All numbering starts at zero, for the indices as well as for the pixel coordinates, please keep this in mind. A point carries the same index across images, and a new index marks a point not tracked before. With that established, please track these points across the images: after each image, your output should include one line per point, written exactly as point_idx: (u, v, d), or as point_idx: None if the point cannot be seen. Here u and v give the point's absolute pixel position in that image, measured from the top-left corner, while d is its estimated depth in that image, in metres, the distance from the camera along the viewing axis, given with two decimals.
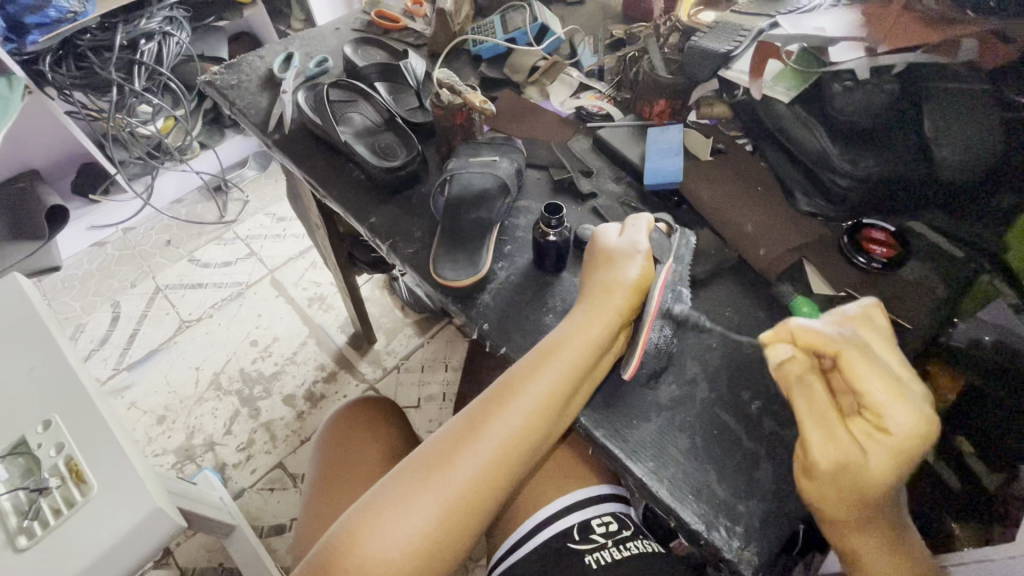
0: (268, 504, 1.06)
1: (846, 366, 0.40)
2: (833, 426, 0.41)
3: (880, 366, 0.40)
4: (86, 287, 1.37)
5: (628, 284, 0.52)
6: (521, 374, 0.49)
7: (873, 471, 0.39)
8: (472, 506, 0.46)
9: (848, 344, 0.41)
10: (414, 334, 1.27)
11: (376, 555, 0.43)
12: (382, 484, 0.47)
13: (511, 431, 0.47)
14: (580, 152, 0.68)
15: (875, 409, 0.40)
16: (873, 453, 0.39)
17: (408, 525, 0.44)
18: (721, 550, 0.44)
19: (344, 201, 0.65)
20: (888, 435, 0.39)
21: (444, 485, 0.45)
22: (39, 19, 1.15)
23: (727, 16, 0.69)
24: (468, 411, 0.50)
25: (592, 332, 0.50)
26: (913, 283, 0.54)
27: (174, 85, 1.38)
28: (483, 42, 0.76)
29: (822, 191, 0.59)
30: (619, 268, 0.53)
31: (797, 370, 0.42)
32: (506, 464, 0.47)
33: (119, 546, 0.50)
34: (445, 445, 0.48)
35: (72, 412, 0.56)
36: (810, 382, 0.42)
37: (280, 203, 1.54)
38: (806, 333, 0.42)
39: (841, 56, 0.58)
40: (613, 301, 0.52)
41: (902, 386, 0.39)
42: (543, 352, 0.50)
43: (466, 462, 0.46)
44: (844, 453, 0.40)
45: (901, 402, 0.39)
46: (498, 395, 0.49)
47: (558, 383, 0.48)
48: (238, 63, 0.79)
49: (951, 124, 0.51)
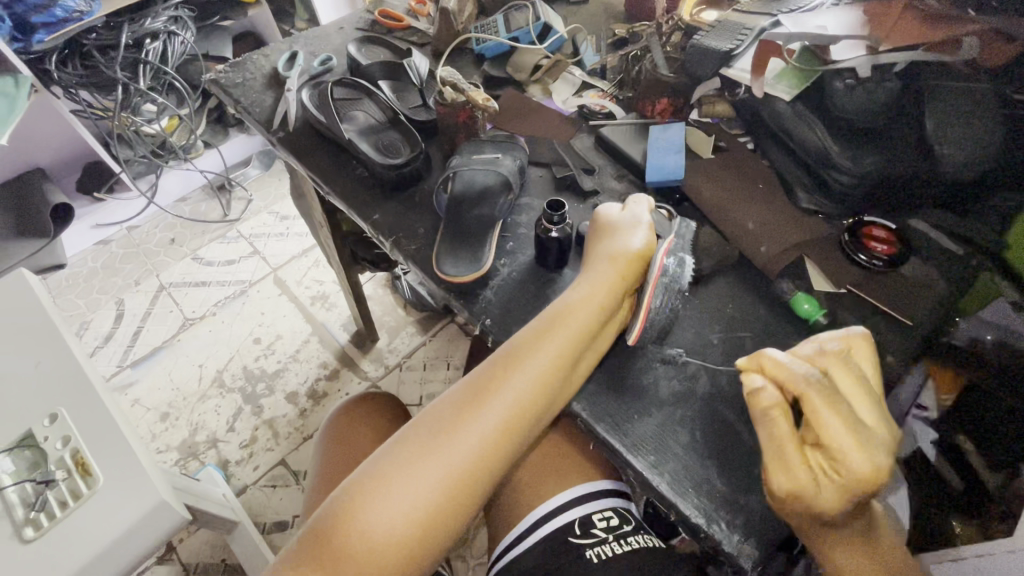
0: (271, 501, 1.06)
1: (808, 406, 0.42)
2: (791, 461, 0.41)
3: (845, 412, 0.41)
4: (91, 285, 1.38)
5: (633, 251, 0.54)
6: (526, 342, 0.50)
7: (822, 503, 0.40)
8: (477, 473, 0.46)
9: (814, 384, 0.42)
10: (416, 332, 1.27)
11: (381, 523, 0.44)
12: (384, 451, 0.48)
13: (516, 398, 0.48)
14: (581, 150, 0.68)
15: (833, 449, 0.40)
16: (823, 486, 0.40)
17: (412, 491, 0.45)
18: (721, 544, 0.44)
19: (348, 198, 0.66)
20: (842, 473, 0.40)
21: (450, 451, 0.46)
22: (45, 19, 1.16)
23: (728, 14, 0.70)
24: (471, 378, 0.50)
25: (598, 299, 0.52)
26: (912, 282, 0.55)
27: (179, 84, 1.39)
28: (487, 41, 0.76)
29: (824, 189, 0.59)
30: (624, 238, 0.55)
31: (763, 403, 0.43)
32: (512, 431, 0.48)
33: (125, 537, 0.50)
34: (449, 412, 0.48)
35: (78, 406, 0.57)
36: (773, 416, 0.42)
37: (283, 202, 1.54)
38: (777, 367, 0.44)
39: (841, 54, 0.59)
40: (618, 268, 0.54)
41: (862, 431, 0.41)
42: (548, 320, 0.51)
43: (471, 428, 0.47)
44: (798, 480, 0.41)
45: (857, 446, 0.40)
46: (503, 362, 0.50)
47: (564, 351, 0.49)
48: (243, 61, 0.80)
49: (949, 120, 0.51)
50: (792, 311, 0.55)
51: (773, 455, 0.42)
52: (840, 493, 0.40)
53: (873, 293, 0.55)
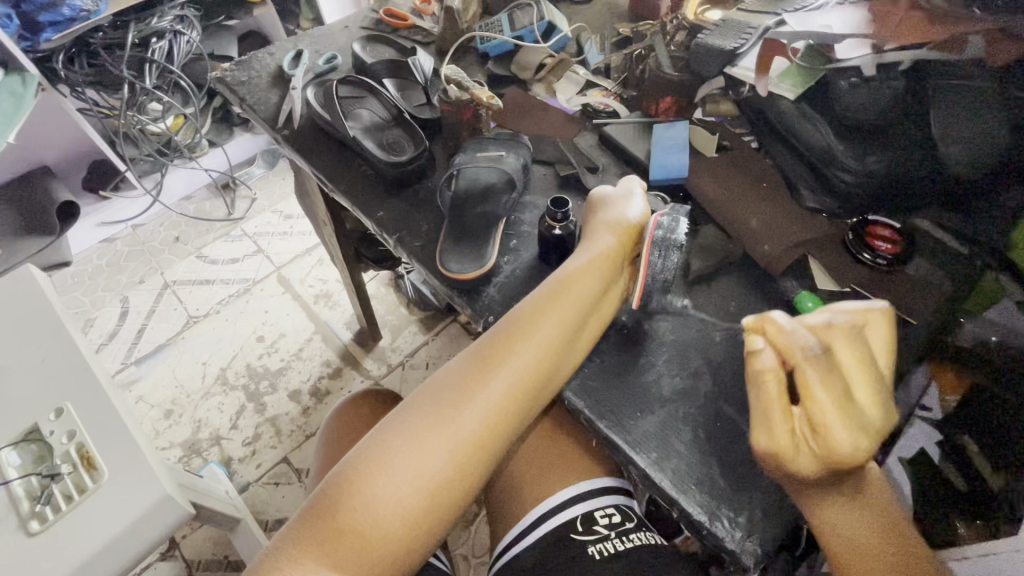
0: (272, 499, 1.07)
1: (801, 380, 0.42)
2: (778, 426, 0.41)
3: (839, 392, 0.41)
4: (96, 282, 1.38)
5: (631, 222, 0.56)
6: (529, 315, 0.50)
7: (799, 468, 0.41)
8: (484, 444, 0.47)
9: (814, 359, 0.41)
10: (419, 331, 1.28)
11: (387, 494, 0.44)
12: (387, 424, 0.48)
13: (521, 370, 0.48)
14: (585, 148, 0.68)
15: (821, 424, 0.40)
16: (800, 451, 0.41)
17: (420, 462, 0.45)
18: (723, 541, 0.44)
19: (353, 196, 0.66)
20: (826, 446, 0.40)
21: (457, 423, 0.46)
22: (53, 17, 1.18)
23: (732, 14, 0.70)
24: (475, 348, 0.51)
25: (599, 267, 0.53)
26: (919, 280, 0.53)
27: (185, 83, 1.40)
28: (491, 39, 0.77)
29: (828, 188, 0.58)
30: (622, 209, 0.57)
31: (758, 365, 0.43)
32: (519, 401, 0.48)
33: (129, 531, 0.51)
34: (455, 383, 0.48)
35: (84, 400, 0.57)
36: (767, 380, 0.42)
37: (287, 200, 1.55)
38: (782, 336, 0.43)
39: (847, 53, 0.58)
40: (617, 237, 0.55)
41: (852, 409, 0.40)
42: (552, 289, 0.52)
43: (477, 400, 0.47)
44: (779, 444, 0.41)
45: (846, 426, 0.40)
46: (508, 332, 0.50)
47: (566, 320, 0.50)
48: (248, 60, 0.80)
49: (953, 121, 0.51)
50: (795, 309, 0.55)
51: (760, 415, 0.43)
52: (816, 462, 0.41)
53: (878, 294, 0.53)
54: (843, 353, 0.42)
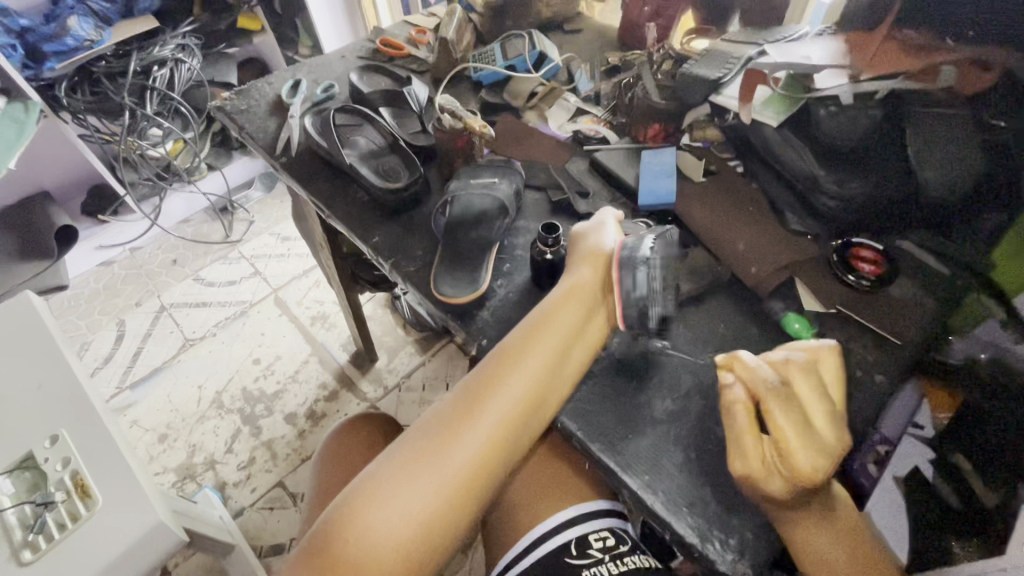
0: (268, 524, 1.06)
1: (767, 410, 0.47)
2: (751, 451, 0.45)
3: (797, 420, 0.46)
4: (92, 306, 1.39)
5: (607, 250, 0.57)
6: (516, 347, 0.52)
7: (771, 489, 0.44)
8: (477, 475, 0.47)
9: (775, 390, 0.47)
10: (415, 352, 1.28)
11: (381, 530, 0.44)
12: (380, 460, 0.48)
13: (511, 401, 0.49)
14: (577, 173, 0.70)
15: (787, 449, 0.45)
16: (772, 475, 0.45)
17: (413, 495, 0.45)
18: (716, 563, 0.44)
19: (349, 221, 0.67)
20: (793, 468, 0.44)
21: (449, 456, 0.47)
22: (57, 47, 1.21)
23: (717, 44, 0.73)
24: (464, 381, 0.51)
25: (580, 296, 0.54)
26: (902, 300, 0.56)
27: (185, 109, 1.43)
28: (483, 69, 0.79)
29: (812, 211, 0.61)
30: (599, 238, 0.58)
31: (730, 397, 0.48)
32: (510, 432, 0.49)
33: (122, 559, 0.51)
34: (447, 416, 0.49)
35: (79, 427, 0.58)
36: (736, 410, 0.47)
37: (284, 223, 1.56)
38: (748, 371, 0.48)
39: (825, 82, 0.61)
40: (596, 266, 0.56)
41: (809, 433, 0.45)
42: (536, 321, 0.53)
43: (469, 432, 0.48)
44: (752, 466, 0.45)
45: (807, 449, 0.45)
46: (497, 363, 0.51)
47: (553, 351, 0.51)
48: (248, 89, 0.83)
49: (925, 147, 0.52)
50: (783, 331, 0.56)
51: (733, 444, 0.47)
52: (785, 483, 0.44)
53: (858, 313, 0.56)
54: (802, 389, 0.47)
